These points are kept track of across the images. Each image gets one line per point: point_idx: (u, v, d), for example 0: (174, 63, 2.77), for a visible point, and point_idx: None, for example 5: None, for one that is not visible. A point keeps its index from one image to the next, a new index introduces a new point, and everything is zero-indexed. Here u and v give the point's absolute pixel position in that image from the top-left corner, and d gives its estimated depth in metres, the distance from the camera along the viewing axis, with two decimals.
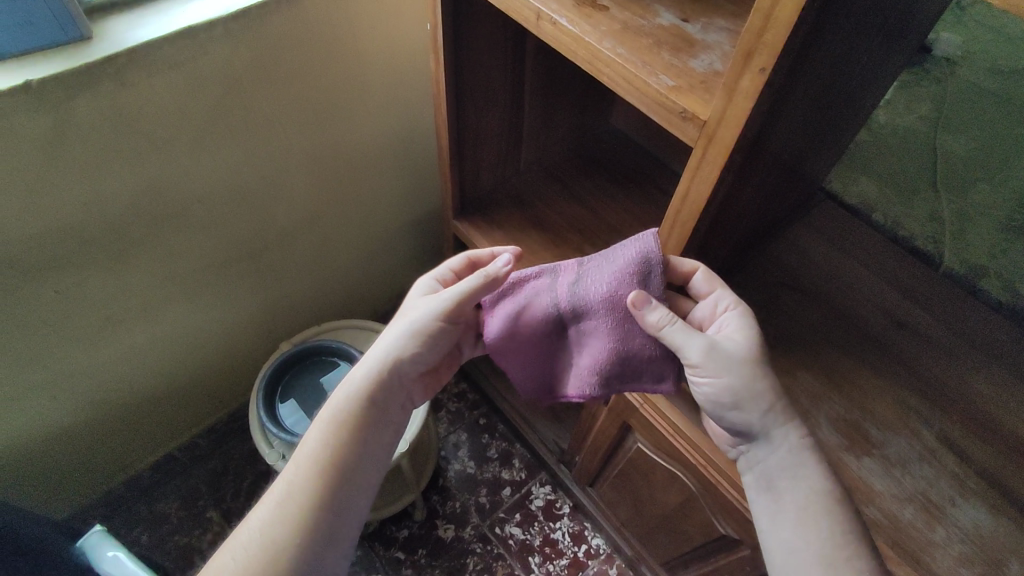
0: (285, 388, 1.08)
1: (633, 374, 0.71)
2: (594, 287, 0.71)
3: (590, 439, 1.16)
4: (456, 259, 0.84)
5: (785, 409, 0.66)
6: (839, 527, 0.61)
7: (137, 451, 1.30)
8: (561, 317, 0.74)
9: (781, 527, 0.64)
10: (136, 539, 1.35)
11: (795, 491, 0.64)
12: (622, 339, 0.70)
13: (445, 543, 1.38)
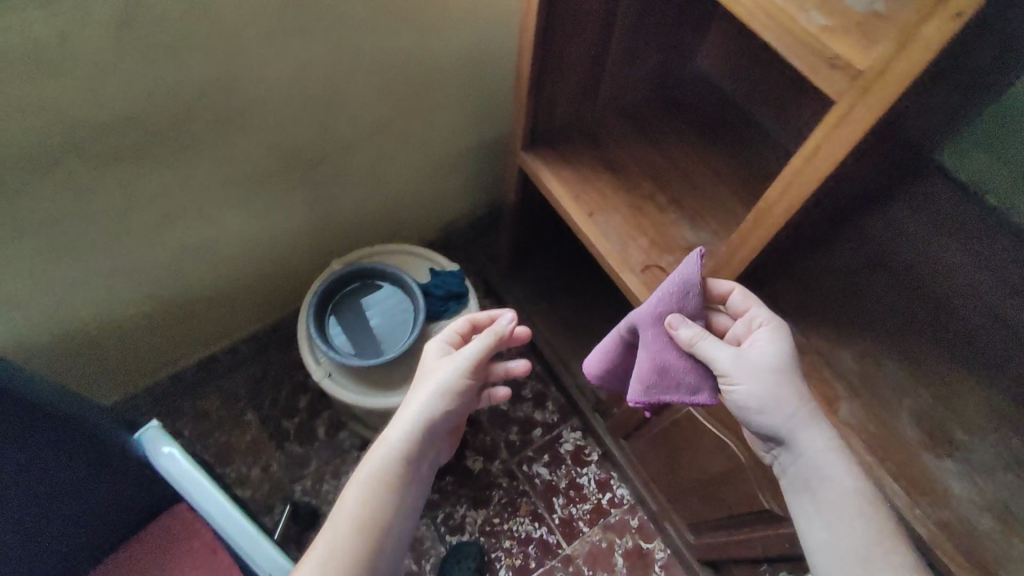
0: (335, 306, 1.07)
1: (676, 387, 0.70)
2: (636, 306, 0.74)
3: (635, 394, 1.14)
4: (455, 322, 0.85)
5: (813, 411, 0.65)
6: (875, 529, 0.61)
7: (185, 348, 1.33)
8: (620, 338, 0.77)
9: (818, 533, 0.63)
10: (180, 430, 1.40)
11: (828, 494, 0.63)
12: (665, 351, 0.70)
13: (472, 474, 1.40)
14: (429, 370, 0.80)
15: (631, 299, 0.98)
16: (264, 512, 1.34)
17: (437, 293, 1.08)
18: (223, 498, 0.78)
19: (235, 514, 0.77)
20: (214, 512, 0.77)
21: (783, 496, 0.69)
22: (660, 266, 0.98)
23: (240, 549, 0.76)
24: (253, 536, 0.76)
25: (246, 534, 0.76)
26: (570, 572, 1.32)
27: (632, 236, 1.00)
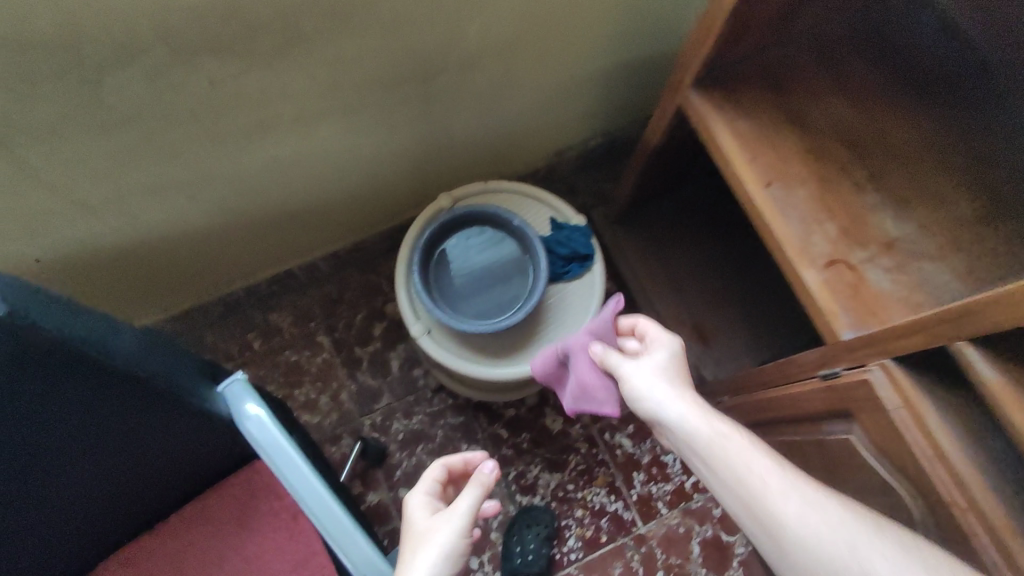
0: (441, 254, 0.92)
1: (597, 398, 0.80)
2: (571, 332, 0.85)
3: (765, 394, 0.98)
4: (433, 474, 0.78)
5: (682, 389, 0.75)
6: (760, 472, 0.67)
7: (261, 261, 1.22)
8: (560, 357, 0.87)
9: (726, 498, 0.69)
10: (248, 343, 1.33)
11: (708, 453, 0.70)
12: (591, 368, 0.81)
13: (550, 434, 1.30)
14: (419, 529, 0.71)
15: (803, 297, 0.79)
16: (330, 442, 1.28)
17: (558, 251, 0.92)
18: (320, 482, 0.67)
19: (332, 502, 0.67)
20: (309, 496, 0.66)
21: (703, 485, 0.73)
22: (849, 263, 0.78)
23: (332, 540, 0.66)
24: (348, 530, 0.66)
25: (341, 527, 0.66)
26: (641, 553, 1.24)
27: (817, 218, 0.80)
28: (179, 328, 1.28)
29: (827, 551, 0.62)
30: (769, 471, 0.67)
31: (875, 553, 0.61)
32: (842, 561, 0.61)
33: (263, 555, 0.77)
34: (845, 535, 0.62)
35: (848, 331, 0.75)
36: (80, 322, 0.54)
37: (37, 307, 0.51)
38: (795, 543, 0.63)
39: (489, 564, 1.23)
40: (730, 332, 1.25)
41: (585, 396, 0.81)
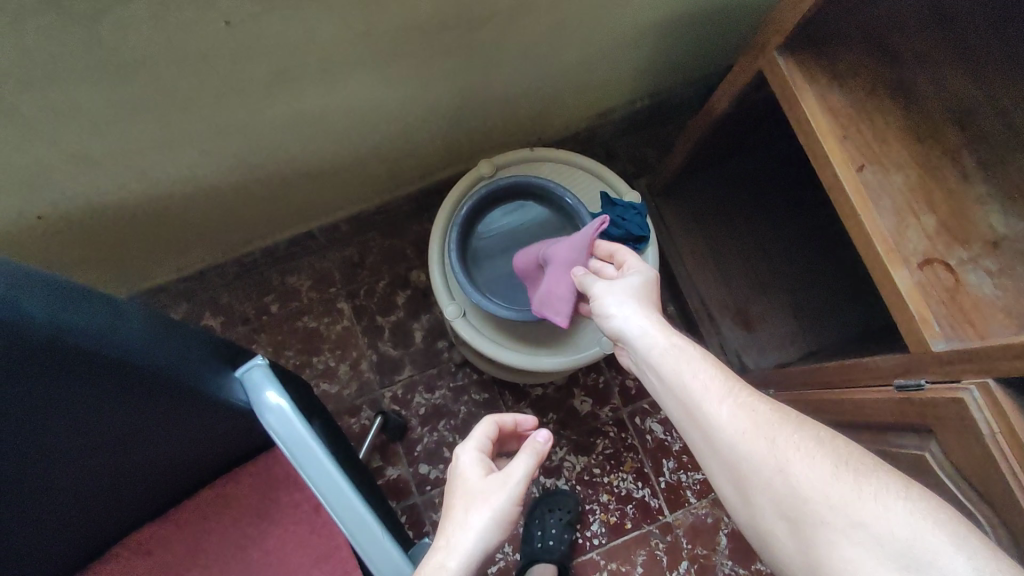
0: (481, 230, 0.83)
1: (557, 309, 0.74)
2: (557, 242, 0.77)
3: (822, 395, 0.90)
4: (485, 427, 0.66)
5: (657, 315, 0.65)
6: (695, 377, 0.60)
7: (281, 220, 1.14)
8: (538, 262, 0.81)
9: (668, 408, 0.62)
10: (265, 306, 1.26)
11: (661, 369, 0.62)
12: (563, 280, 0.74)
13: (578, 416, 1.25)
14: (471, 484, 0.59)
15: (889, 299, 0.70)
16: (349, 413, 1.22)
17: (610, 232, 0.83)
18: (352, 490, 0.57)
19: (365, 513, 0.57)
20: (338, 506, 0.56)
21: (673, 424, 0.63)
22: (947, 264, 0.69)
23: (360, 547, 0.56)
24: (377, 529, 0.57)
25: (375, 537, 0.56)
26: (667, 542, 1.20)
27: (913, 210, 0.70)
28: (193, 288, 1.22)
29: (754, 462, 0.54)
30: (705, 378, 0.59)
31: (806, 468, 0.52)
32: (770, 472, 0.53)
33: (283, 547, 0.72)
34: (778, 445, 0.54)
35: (940, 342, 0.67)
36: (84, 311, 0.48)
37: (35, 297, 0.45)
38: (725, 454, 0.56)
39: (509, 545, 1.19)
40: (777, 319, 1.17)
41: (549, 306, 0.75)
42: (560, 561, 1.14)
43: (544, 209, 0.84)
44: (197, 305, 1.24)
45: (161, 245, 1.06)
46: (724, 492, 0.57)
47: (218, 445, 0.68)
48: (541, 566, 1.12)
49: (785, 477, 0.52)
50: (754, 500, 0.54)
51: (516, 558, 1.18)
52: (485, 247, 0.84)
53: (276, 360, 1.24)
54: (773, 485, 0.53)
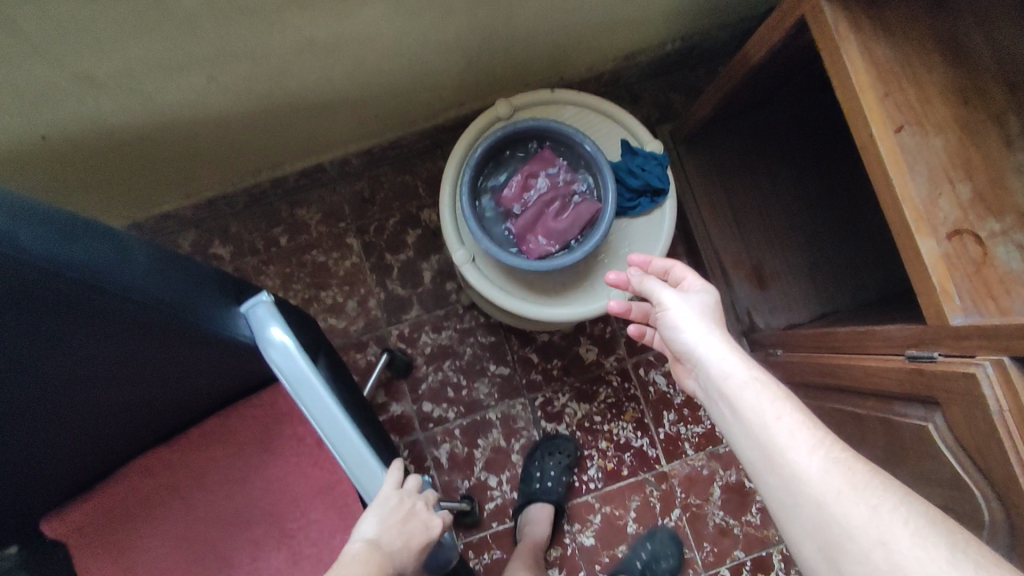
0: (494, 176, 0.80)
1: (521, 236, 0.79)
2: (570, 220, 0.77)
3: (830, 359, 0.90)
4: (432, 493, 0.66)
5: (739, 351, 0.66)
6: (780, 422, 0.59)
7: (290, 151, 1.12)
8: (552, 195, 0.78)
9: (748, 457, 0.62)
10: (275, 238, 1.26)
11: (746, 411, 0.62)
12: (542, 239, 0.78)
13: (582, 363, 1.25)
14: (422, 538, 0.59)
15: (912, 268, 0.68)
16: (355, 348, 1.24)
17: (629, 183, 0.80)
18: (349, 423, 0.58)
19: (361, 446, 0.58)
20: (336, 439, 0.57)
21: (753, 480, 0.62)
22: (977, 236, 0.66)
23: (352, 475, 0.57)
24: (366, 462, 0.57)
25: (369, 470, 0.57)
26: (661, 490, 1.23)
27: (950, 176, 0.67)
28: (203, 216, 1.21)
29: (847, 526, 0.52)
30: (793, 426, 0.59)
31: (915, 547, 0.49)
32: (870, 544, 0.50)
33: (287, 478, 0.74)
34: (881, 514, 0.51)
35: (959, 315, 0.65)
36: (76, 245, 0.48)
37: (26, 228, 0.45)
38: (815, 513, 0.54)
39: (507, 484, 1.21)
40: (791, 280, 1.15)
41: (526, 232, 0.78)
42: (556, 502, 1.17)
43: (560, 150, 0.80)
44: (207, 233, 1.25)
45: (169, 172, 1.05)
46: (814, 561, 0.54)
47: (223, 378, 0.69)
48: (540, 505, 1.15)
49: (888, 552, 0.49)
50: (844, 566, 0.51)
51: (514, 496, 1.20)
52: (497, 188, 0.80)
53: (285, 293, 1.25)
54: (870, 555, 0.50)
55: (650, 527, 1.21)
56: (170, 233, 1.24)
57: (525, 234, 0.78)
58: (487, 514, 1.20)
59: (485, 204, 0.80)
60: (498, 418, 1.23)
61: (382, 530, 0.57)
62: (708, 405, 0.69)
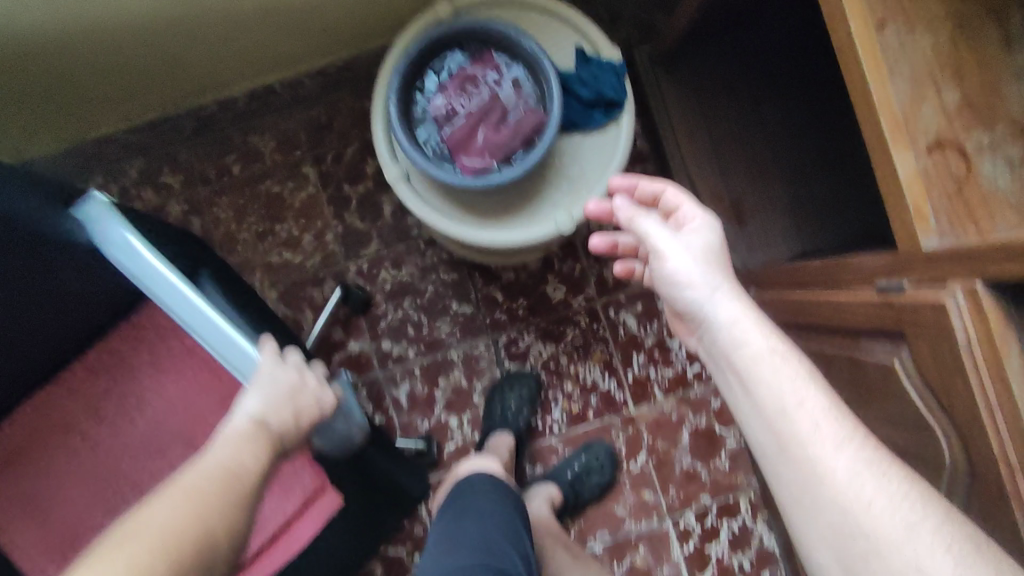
0: (427, 87, 0.72)
1: (454, 146, 0.71)
2: (507, 132, 0.70)
3: (800, 297, 0.83)
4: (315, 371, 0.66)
5: (756, 318, 0.61)
6: (807, 411, 0.55)
7: (233, 67, 1.03)
8: (489, 104, 0.71)
9: (761, 444, 0.57)
10: (226, 167, 1.18)
11: (768, 394, 0.57)
12: (477, 153, 0.70)
13: (549, 303, 1.20)
14: (311, 411, 0.62)
15: (887, 187, 0.60)
16: (312, 284, 1.18)
17: (581, 94, 0.72)
18: (200, 299, 0.62)
19: (223, 324, 0.62)
20: (191, 317, 0.62)
21: (761, 467, 0.58)
22: (962, 150, 0.58)
23: (211, 346, 0.62)
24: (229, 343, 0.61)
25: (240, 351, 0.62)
26: (628, 434, 1.19)
27: (937, 78, 0.58)
28: (147, 141, 1.13)
29: (877, 541, 0.48)
30: (821, 417, 0.54)
31: None
32: (903, 568, 0.47)
33: (201, 411, 0.73)
34: (919, 535, 0.48)
35: (933, 240, 0.58)
36: None
37: None
38: (839, 520, 0.51)
39: (468, 425, 1.18)
40: (770, 216, 1.08)
41: (463, 146, 0.71)
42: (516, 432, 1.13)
43: (502, 53, 0.72)
44: (153, 161, 1.17)
45: (104, 89, 0.98)
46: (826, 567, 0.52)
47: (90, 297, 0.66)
48: (499, 435, 1.09)
49: None
50: None
51: (475, 438, 1.17)
52: (431, 97, 0.72)
53: (238, 226, 1.18)
54: None
55: (586, 441, 1.18)
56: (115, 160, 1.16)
57: (462, 149, 0.71)
58: (447, 455, 1.17)
59: (418, 115, 0.72)
60: (460, 357, 1.18)
61: (268, 408, 0.59)
62: (716, 372, 0.64)
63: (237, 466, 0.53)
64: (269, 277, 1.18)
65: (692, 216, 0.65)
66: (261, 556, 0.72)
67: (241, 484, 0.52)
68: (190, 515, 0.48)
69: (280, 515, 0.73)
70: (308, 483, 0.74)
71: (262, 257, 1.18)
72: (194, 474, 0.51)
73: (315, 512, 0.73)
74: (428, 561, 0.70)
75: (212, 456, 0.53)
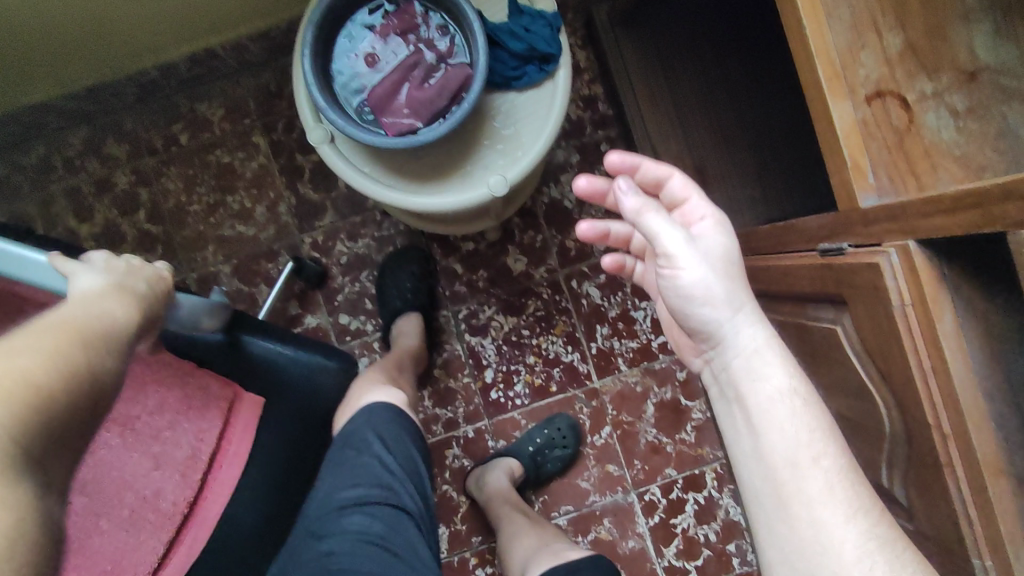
0: (347, 39, 0.67)
1: (375, 103, 0.67)
2: (431, 86, 0.66)
3: (754, 263, 0.80)
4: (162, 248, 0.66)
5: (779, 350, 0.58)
6: (818, 463, 0.53)
7: (169, 30, 0.99)
8: (411, 57, 0.67)
9: (753, 483, 0.56)
10: (174, 137, 1.15)
11: (784, 438, 0.55)
12: (400, 110, 0.66)
13: (510, 274, 1.17)
14: (148, 288, 0.53)
15: (824, 141, 0.56)
16: (266, 258, 1.15)
17: (512, 46, 0.68)
18: None
19: None
20: None
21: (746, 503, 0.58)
22: (903, 99, 0.54)
23: None
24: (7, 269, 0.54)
25: None
26: (592, 407, 1.17)
27: (875, 23, 0.54)
28: (90, 110, 1.10)
29: None
30: (833, 471, 0.53)
31: None
32: None
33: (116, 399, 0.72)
34: None
35: (871, 197, 0.54)
36: None
37: None
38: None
39: (429, 399, 1.16)
40: (735, 182, 1.04)
41: (385, 103, 0.66)
42: (420, 309, 1.13)
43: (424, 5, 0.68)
44: (99, 131, 1.14)
45: (31, 53, 0.94)
46: None
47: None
48: (404, 315, 1.10)
49: None
50: None
51: (437, 412, 1.16)
52: (351, 50, 0.67)
53: (188, 198, 1.15)
54: None
55: (548, 414, 1.16)
56: (59, 129, 1.13)
57: (386, 109, 0.66)
58: None
59: (337, 70, 0.67)
60: None
61: (101, 295, 0.49)
62: (721, 393, 0.62)
63: (107, 318, 0.47)
64: (222, 250, 1.15)
65: (701, 215, 0.61)
66: (208, 480, 0.74)
67: (115, 336, 0.47)
68: (56, 359, 0.42)
69: (212, 438, 0.74)
70: (220, 398, 0.75)
71: (214, 230, 1.15)
72: (54, 324, 0.45)
73: (243, 423, 0.77)
74: (333, 477, 0.74)
75: (70, 312, 0.46)
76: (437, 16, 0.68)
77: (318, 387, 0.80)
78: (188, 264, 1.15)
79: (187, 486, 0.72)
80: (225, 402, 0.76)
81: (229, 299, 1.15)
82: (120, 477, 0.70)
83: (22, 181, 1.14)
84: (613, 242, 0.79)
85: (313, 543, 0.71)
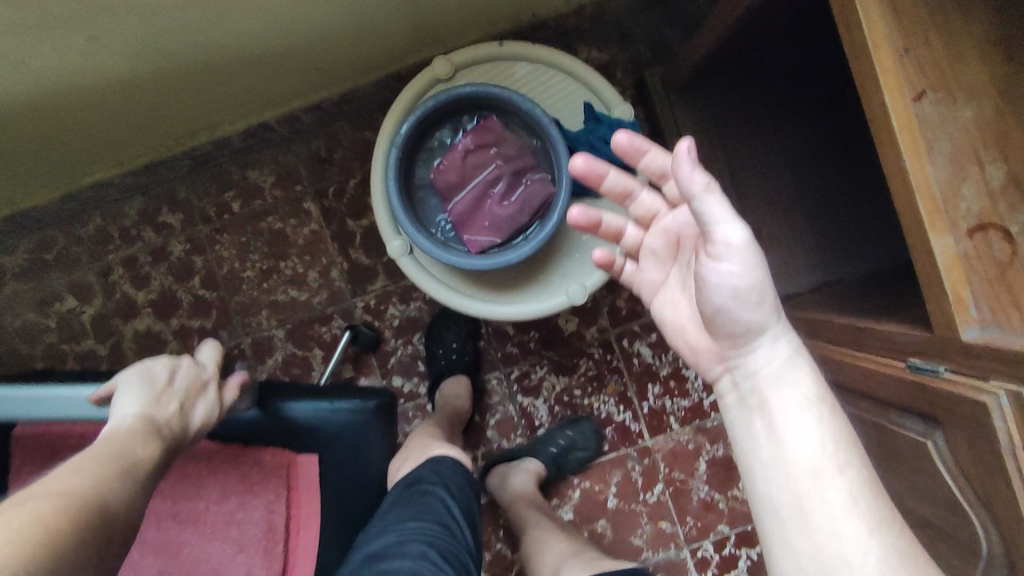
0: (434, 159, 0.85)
1: (459, 218, 0.85)
2: (504, 205, 0.83)
3: (828, 353, 0.79)
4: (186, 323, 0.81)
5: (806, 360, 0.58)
6: (843, 474, 0.53)
7: (228, 111, 0.99)
8: (486, 178, 0.84)
9: (770, 486, 0.56)
10: (227, 204, 1.16)
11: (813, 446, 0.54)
12: (478, 223, 0.84)
13: (562, 336, 1.17)
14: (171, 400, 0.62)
15: (921, 269, 0.56)
16: (319, 322, 1.15)
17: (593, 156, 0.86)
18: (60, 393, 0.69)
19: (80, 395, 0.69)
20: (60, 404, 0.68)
21: (758, 506, 0.57)
22: (1006, 231, 0.53)
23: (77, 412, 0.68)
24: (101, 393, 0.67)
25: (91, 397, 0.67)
26: (644, 465, 1.17)
27: (978, 156, 0.53)
28: (147, 182, 1.11)
29: None
30: (858, 482, 0.53)
31: None
32: None
33: (188, 493, 0.74)
34: None
35: (973, 329, 0.54)
36: None
37: None
38: None
39: (482, 460, 1.16)
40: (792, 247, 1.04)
41: (467, 219, 0.84)
42: (467, 369, 1.13)
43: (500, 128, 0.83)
44: (155, 200, 1.15)
45: (93, 142, 0.94)
46: None
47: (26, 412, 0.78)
48: (452, 376, 1.11)
49: None
50: None
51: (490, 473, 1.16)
52: (439, 175, 0.84)
53: (241, 264, 1.15)
54: None
55: (602, 473, 1.17)
56: (115, 200, 1.14)
57: (469, 225, 0.84)
58: None
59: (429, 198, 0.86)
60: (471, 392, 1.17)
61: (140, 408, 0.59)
62: (736, 392, 0.60)
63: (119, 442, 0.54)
64: (276, 316, 1.15)
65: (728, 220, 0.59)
66: (292, 548, 0.74)
67: (125, 451, 0.53)
68: (77, 472, 0.48)
69: (283, 509, 0.74)
70: (276, 468, 0.74)
71: (267, 295, 1.16)
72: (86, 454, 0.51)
73: (306, 484, 0.74)
74: (402, 508, 0.70)
75: (104, 441, 0.54)
76: (505, 139, 0.84)
77: (363, 440, 0.77)
78: (242, 330, 1.15)
79: (273, 561, 0.73)
80: (283, 470, 0.74)
81: (283, 364, 1.15)
82: (209, 568, 0.73)
83: (77, 252, 1.15)
84: (604, 235, 0.69)
85: (369, 564, 0.64)
